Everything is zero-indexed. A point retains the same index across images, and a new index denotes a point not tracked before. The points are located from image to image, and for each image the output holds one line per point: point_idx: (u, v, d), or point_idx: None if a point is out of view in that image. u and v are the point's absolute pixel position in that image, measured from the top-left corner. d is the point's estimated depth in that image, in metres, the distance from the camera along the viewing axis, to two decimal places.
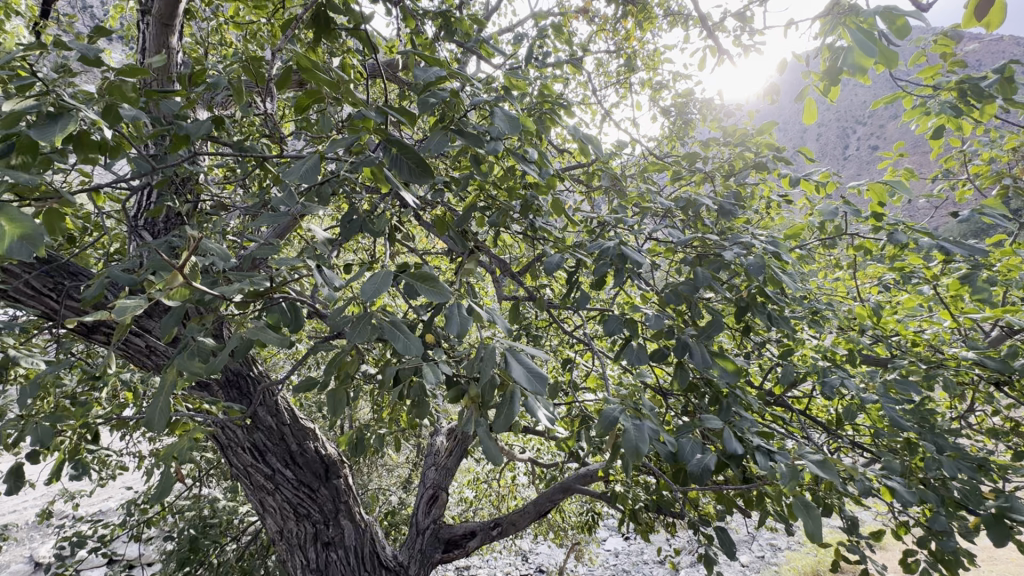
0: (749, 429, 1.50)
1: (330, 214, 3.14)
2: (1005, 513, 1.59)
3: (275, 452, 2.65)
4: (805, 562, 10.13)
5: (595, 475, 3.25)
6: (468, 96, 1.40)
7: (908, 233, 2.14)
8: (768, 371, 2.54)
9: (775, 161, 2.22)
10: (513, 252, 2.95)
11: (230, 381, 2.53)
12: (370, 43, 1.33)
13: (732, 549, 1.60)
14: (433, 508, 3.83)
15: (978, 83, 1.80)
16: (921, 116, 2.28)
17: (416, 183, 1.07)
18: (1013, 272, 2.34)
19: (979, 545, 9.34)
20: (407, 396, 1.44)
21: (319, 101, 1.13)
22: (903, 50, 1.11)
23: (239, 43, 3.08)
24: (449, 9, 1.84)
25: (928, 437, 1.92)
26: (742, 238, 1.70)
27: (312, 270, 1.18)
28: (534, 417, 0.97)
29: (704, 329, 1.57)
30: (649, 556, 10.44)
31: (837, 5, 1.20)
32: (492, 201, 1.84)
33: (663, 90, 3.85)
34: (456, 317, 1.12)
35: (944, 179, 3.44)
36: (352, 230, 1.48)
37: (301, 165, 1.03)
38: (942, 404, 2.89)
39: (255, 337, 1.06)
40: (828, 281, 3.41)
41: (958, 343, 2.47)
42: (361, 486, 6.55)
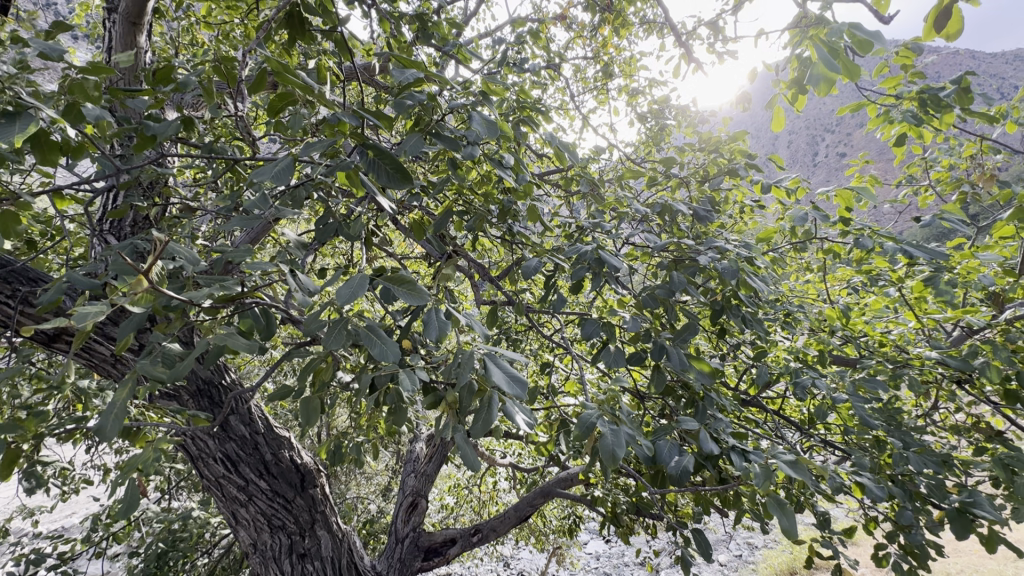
0: (725, 430, 1.52)
1: (305, 219, 3.09)
2: (968, 507, 1.65)
3: (248, 462, 2.58)
4: (781, 560, 10.32)
5: (575, 479, 3.25)
6: (445, 100, 1.40)
7: (874, 237, 2.20)
8: (743, 373, 2.59)
9: (747, 168, 2.28)
10: (492, 256, 2.94)
11: (200, 390, 2.45)
12: (346, 46, 1.32)
13: (709, 549, 1.62)
14: (413, 515, 3.79)
15: (936, 94, 1.88)
16: (885, 124, 2.37)
17: (393, 188, 1.05)
18: (972, 275, 2.45)
19: (944, 538, 9.69)
20: (384, 403, 1.42)
21: (293, 103, 1.11)
22: (866, 63, 1.16)
23: (210, 44, 3.01)
24: (425, 13, 1.83)
25: (895, 434, 1.99)
26: (716, 243, 1.73)
27: (286, 274, 1.16)
28: (513, 423, 0.96)
29: (680, 333, 1.60)
30: (630, 559, 10.50)
31: (806, 16, 1.24)
32: (470, 205, 1.84)
33: (638, 97, 3.91)
34: (434, 322, 1.11)
35: (907, 184, 3.58)
36: (328, 235, 1.46)
37: (273, 167, 1.01)
38: (909, 402, 2.98)
39: (223, 343, 1.03)
40: (799, 284, 3.50)
41: (922, 343, 2.56)
42: (338, 496, 6.41)
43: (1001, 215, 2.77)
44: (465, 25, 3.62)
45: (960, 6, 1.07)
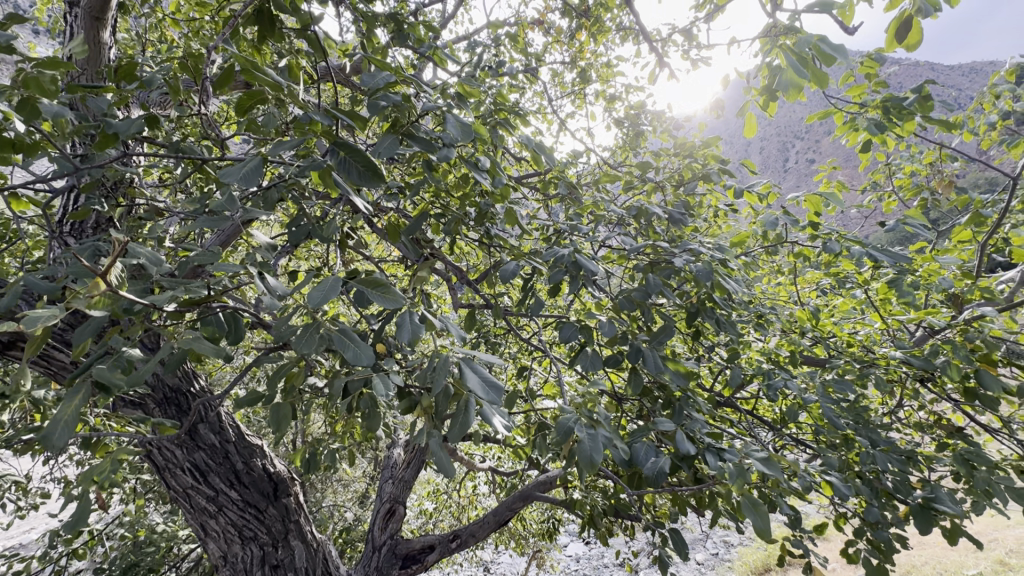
0: (701, 431, 1.54)
1: (278, 221, 3.02)
2: (931, 503, 1.72)
3: (219, 472, 2.50)
4: (756, 556, 10.53)
5: (555, 481, 3.25)
6: (421, 102, 1.38)
7: (842, 241, 2.26)
8: (718, 374, 2.63)
9: (721, 173, 2.32)
10: (470, 259, 2.92)
11: (167, 397, 2.37)
12: (318, 45, 1.29)
13: (686, 550, 1.63)
14: (391, 522, 3.74)
15: (898, 103, 1.95)
16: (851, 131, 2.43)
17: (366, 187, 1.03)
18: (933, 277, 2.54)
19: (909, 531, 10.03)
20: (357, 409, 1.39)
21: (262, 101, 1.08)
22: (833, 72, 1.19)
23: (179, 40, 2.92)
24: (400, 14, 1.81)
25: (863, 433, 2.05)
26: (691, 246, 1.75)
27: (254, 276, 1.11)
28: (489, 427, 0.95)
29: (656, 335, 1.61)
30: (609, 560, 10.56)
31: (775, 25, 1.27)
32: (446, 208, 1.82)
33: (616, 102, 3.96)
34: (409, 325, 1.09)
35: (872, 190, 3.69)
36: (301, 237, 1.42)
37: (241, 167, 0.98)
38: (876, 401, 3.07)
39: (189, 347, 0.99)
40: (771, 287, 3.58)
41: (888, 343, 2.64)
42: (314, 504, 6.26)
43: (959, 220, 2.89)
44: (442, 27, 3.60)
45: (920, 19, 1.13)
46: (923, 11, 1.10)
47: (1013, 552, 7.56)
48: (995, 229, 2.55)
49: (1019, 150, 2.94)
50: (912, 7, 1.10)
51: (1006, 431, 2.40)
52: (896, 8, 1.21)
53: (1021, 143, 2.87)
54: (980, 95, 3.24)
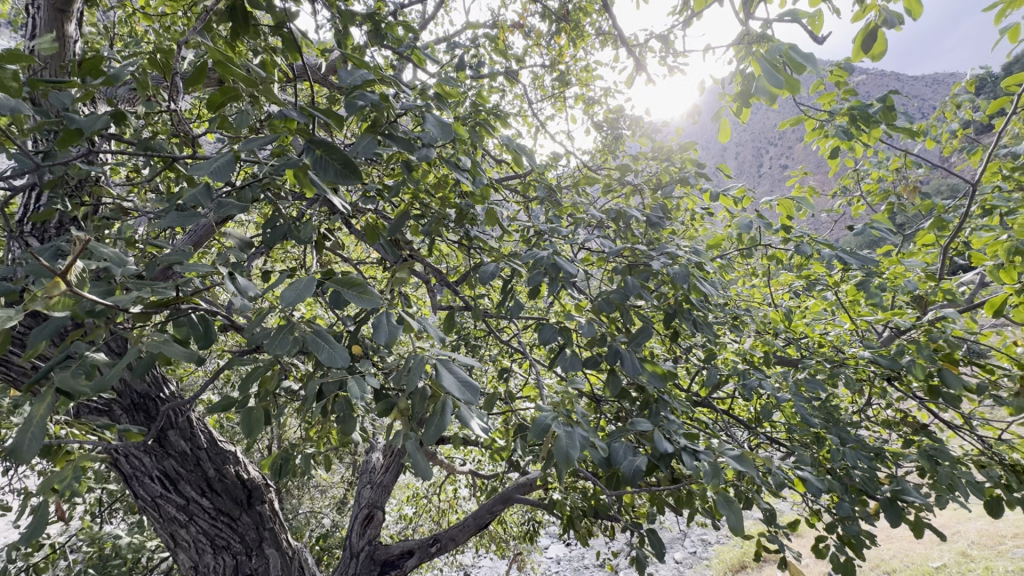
0: (678, 430, 1.56)
1: (253, 222, 2.95)
2: (897, 497, 1.78)
3: (189, 480, 2.43)
4: (732, 554, 10.69)
5: (535, 483, 3.25)
6: (399, 101, 1.37)
7: (813, 244, 2.33)
8: (695, 375, 2.67)
9: (698, 177, 2.37)
10: (449, 261, 2.90)
11: (135, 404, 2.29)
12: (294, 42, 1.26)
13: (663, 548, 1.65)
14: (369, 528, 3.69)
15: (865, 111, 2.02)
16: (821, 138, 2.51)
17: (343, 185, 1.01)
18: (899, 279, 2.63)
19: (878, 526, 10.34)
20: (333, 412, 1.36)
21: (235, 97, 1.06)
22: (803, 80, 1.23)
23: (149, 35, 2.84)
24: (379, 14, 1.79)
25: (833, 430, 2.11)
26: (668, 248, 1.78)
27: (226, 277, 1.08)
28: (466, 428, 0.95)
29: (634, 337, 1.63)
30: (590, 561, 10.63)
31: (748, 33, 1.29)
32: (426, 209, 1.81)
33: (594, 105, 4.00)
34: (386, 326, 1.07)
35: (841, 195, 3.80)
36: (275, 238, 1.39)
37: (212, 164, 0.95)
38: (846, 399, 3.15)
39: (157, 350, 0.97)
40: (746, 289, 3.65)
41: (857, 343, 2.72)
42: (290, 512, 6.13)
43: (923, 224, 3.00)
44: (421, 28, 3.57)
45: (885, 31, 1.17)
46: (888, 23, 1.14)
47: (974, 544, 7.87)
48: (956, 233, 2.66)
49: (978, 158, 3.07)
50: (878, 19, 1.15)
51: (967, 427, 2.50)
52: (863, 19, 1.26)
53: (980, 151, 3.00)
54: (942, 105, 3.37)
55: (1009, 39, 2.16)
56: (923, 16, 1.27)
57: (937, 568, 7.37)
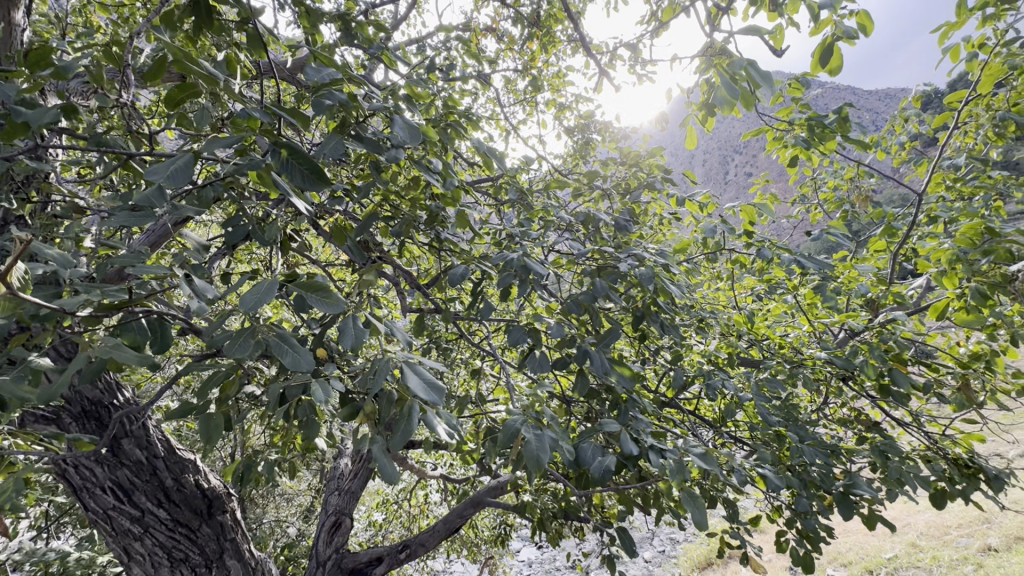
0: (645, 430, 1.59)
1: (216, 222, 2.86)
2: (851, 491, 1.86)
3: (145, 490, 2.32)
4: (699, 551, 10.93)
5: (506, 486, 3.24)
6: (368, 101, 1.36)
7: (773, 249, 2.41)
8: (662, 376, 2.72)
9: (664, 182, 2.42)
10: (421, 263, 2.88)
11: (85, 412, 2.18)
12: (260, 39, 1.23)
13: (632, 547, 1.68)
14: (336, 535, 3.62)
15: (821, 123, 2.12)
16: (781, 147, 2.61)
17: (310, 190, 1.00)
18: (852, 282, 2.76)
19: (836, 520, 10.76)
20: (296, 417, 1.33)
21: (196, 95, 1.03)
22: (763, 90, 1.28)
23: (105, 26, 2.71)
24: (349, 13, 1.76)
25: (793, 428, 2.19)
26: (635, 251, 1.82)
27: (182, 280, 1.04)
28: (432, 431, 0.94)
29: (603, 338, 1.65)
30: (561, 563, 10.69)
31: (711, 45, 1.34)
32: (396, 210, 1.80)
33: (566, 111, 4.05)
34: (351, 330, 1.06)
35: (800, 202, 3.96)
36: (238, 237, 1.35)
37: (170, 163, 0.91)
38: (805, 399, 3.27)
39: (107, 355, 0.93)
40: (712, 292, 3.75)
41: (815, 344, 2.83)
42: (254, 521, 5.93)
43: (875, 231, 3.16)
44: (393, 29, 3.54)
45: (840, 46, 1.24)
46: (842, 39, 1.21)
47: (923, 536, 8.28)
48: (904, 240, 2.81)
49: (924, 169, 3.25)
50: (832, 35, 1.21)
51: (915, 424, 2.63)
52: (819, 35, 1.33)
53: (926, 162, 3.17)
54: (892, 118, 3.56)
55: (951, 58, 2.31)
56: (874, 33, 1.34)
57: (889, 559, 7.71)
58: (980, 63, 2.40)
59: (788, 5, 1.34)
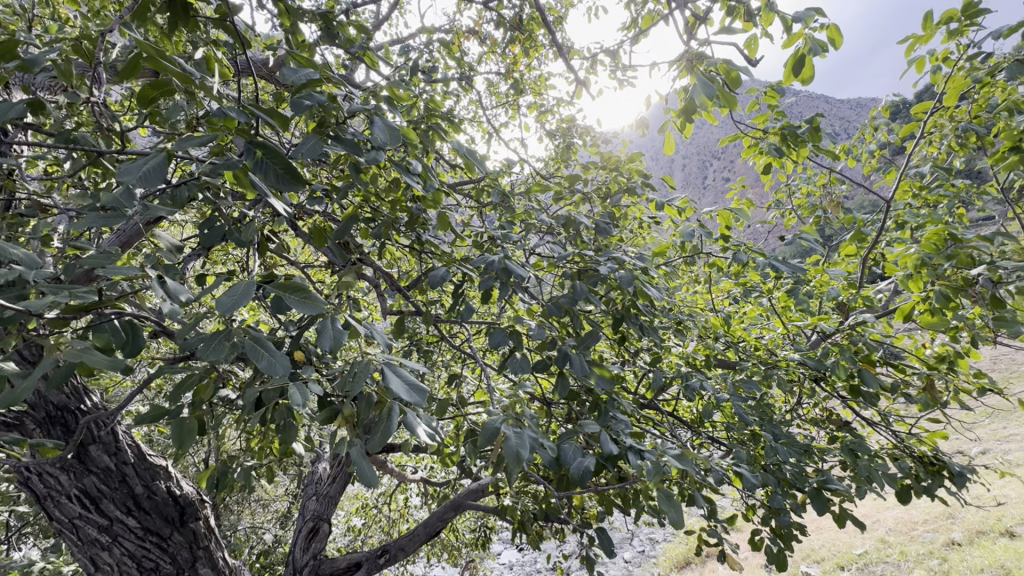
0: (625, 431, 1.61)
1: (191, 222, 2.80)
2: (823, 488, 1.91)
3: (113, 498, 2.25)
4: (678, 550, 11.05)
5: (486, 489, 3.24)
6: (348, 102, 1.35)
7: (749, 253, 2.46)
8: (642, 378, 2.75)
9: (644, 187, 2.46)
10: (401, 265, 2.86)
11: (50, 417, 2.11)
12: (237, 37, 1.21)
13: (611, 547, 1.69)
14: (314, 541, 3.57)
15: (794, 131, 2.18)
16: (757, 154, 2.67)
17: (287, 191, 0.98)
18: (824, 286, 2.84)
19: (809, 518, 11.02)
20: (272, 420, 1.31)
21: (169, 93, 1.00)
22: (739, 98, 1.31)
23: (74, 19, 2.63)
24: (329, 12, 1.74)
25: (767, 428, 2.25)
26: (615, 254, 1.84)
27: (155, 281, 1.01)
28: (412, 432, 0.94)
29: (583, 340, 1.66)
30: (542, 565, 10.71)
31: (689, 52, 1.37)
32: (376, 212, 1.78)
33: (548, 114, 4.08)
34: (330, 332, 1.04)
35: (775, 208, 4.06)
36: (214, 238, 1.32)
37: (142, 162, 0.89)
38: (780, 399, 3.35)
39: (76, 359, 0.91)
40: (690, 295, 3.81)
41: (789, 346, 2.90)
42: (229, 528, 5.80)
43: (846, 237, 3.25)
44: (374, 28, 3.52)
45: (811, 56, 1.27)
46: (813, 50, 1.25)
47: (892, 531, 8.53)
48: (873, 245, 2.91)
49: (893, 176, 3.37)
50: (805, 46, 1.25)
51: (883, 423, 2.71)
52: (792, 46, 1.37)
53: (893, 170, 3.29)
54: (862, 127, 3.68)
55: (917, 70, 2.40)
56: (844, 46, 1.39)
57: (860, 555, 7.93)
58: (944, 77, 2.50)
59: (763, 16, 1.37)
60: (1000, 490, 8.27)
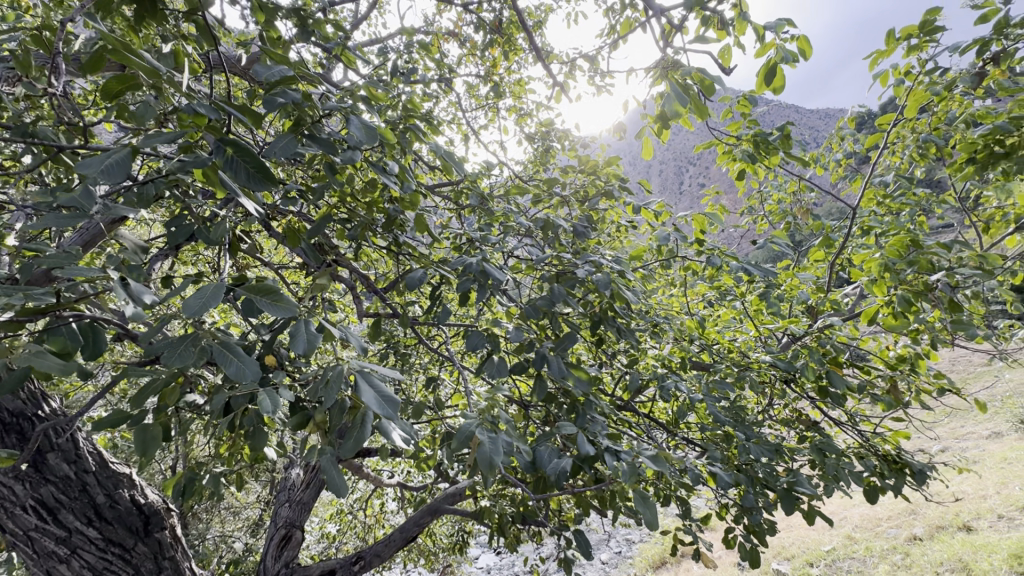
0: (601, 432, 1.61)
1: (159, 221, 2.71)
2: (793, 486, 1.96)
3: (73, 508, 2.15)
4: (653, 550, 11.16)
5: (463, 493, 3.21)
6: (324, 101, 1.32)
7: (723, 257, 2.51)
8: (619, 380, 2.78)
9: (621, 191, 2.49)
10: (378, 267, 2.82)
11: (4, 424, 2.00)
12: (209, 30, 1.17)
13: (587, 549, 1.69)
14: (286, 549, 3.49)
15: (766, 138, 2.23)
16: (730, 161, 2.72)
17: (258, 190, 0.96)
18: (794, 290, 2.92)
19: (780, 516, 11.29)
20: (242, 426, 1.27)
21: (136, 87, 0.97)
22: (712, 105, 1.33)
23: (34, 8, 2.52)
24: (305, 9, 1.71)
25: (740, 428, 2.30)
26: (592, 257, 1.86)
27: (117, 283, 0.97)
28: (386, 438, 0.92)
29: (560, 342, 1.67)
30: (520, 568, 10.71)
31: (665, 59, 1.39)
32: (351, 213, 1.76)
33: (527, 118, 4.09)
34: (303, 336, 1.02)
35: (748, 213, 4.15)
36: (182, 237, 1.28)
37: (104, 157, 0.85)
38: (752, 401, 3.42)
39: (28, 363, 0.87)
40: (666, 298, 3.86)
41: (760, 348, 2.97)
42: (197, 537, 5.61)
43: (815, 242, 3.35)
44: (352, 28, 3.48)
45: (783, 67, 1.31)
46: (784, 60, 1.29)
47: (858, 528, 8.81)
48: (840, 251, 3.00)
49: (858, 184, 3.49)
50: (776, 56, 1.29)
51: (850, 423, 2.80)
52: (764, 55, 1.41)
53: (859, 178, 3.41)
54: (830, 136, 3.81)
55: (880, 83, 2.50)
56: (813, 57, 1.44)
57: (828, 551, 8.15)
58: (905, 89, 2.60)
59: (736, 25, 1.40)
60: (959, 486, 8.63)
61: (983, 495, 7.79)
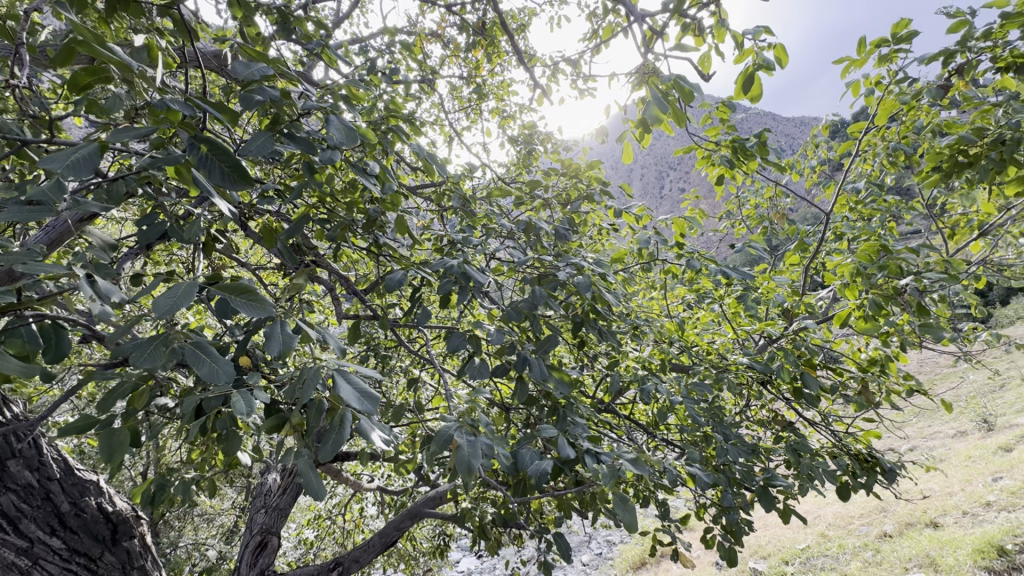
0: (582, 434, 1.62)
1: (130, 220, 2.62)
2: (770, 484, 1.99)
3: (36, 517, 2.05)
4: (633, 551, 11.25)
5: (444, 496, 3.19)
6: (303, 99, 1.30)
7: (702, 260, 2.55)
8: (600, 382, 2.79)
9: (602, 194, 2.51)
10: (359, 268, 2.79)
11: None
12: (185, 26, 1.15)
13: (568, 551, 1.69)
14: (262, 556, 3.41)
15: (744, 144, 2.27)
16: (710, 166, 2.77)
17: (233, 189, 0.94)
18: (770, 293, 2.98)
19: (757, 516, 11.50)
20: (214, 430, 1.23)
21: (107, 81, 0.94)
22: (691, 111, 1.35)
23: None
24: (285, 6, 1.69)
25: (718, 429, 2.33)
26: (573, 260, 1.86)
27: (83, 280, 0.93)
28: (364, 439, 0.91)
29: (542, 345, 1.67)
30: (501, 572, 10.69)
31: (645, 64, 1.40)
32: (331, 213, 1.73)
33: (510, 121, 4.10)
34: (279, 336, 0.99)
35: (726, 218, 4.23)
36: (153, 235, 1.23)
37: (71, 152, 0.83)
38: (730, 402, 3.47)
39: None
40: (647, 300, 3.91)
41: (738, 350, 3.03)
42: (168, 546, 5.45)
43: (790, 246, 3.43)
44: (333, 27, 3.44)
45: (759, 75, 1.34)
46: (761, 69, 1.31)
47: (831, 526, 9.02)
48: (814, 255, 3.07)
49: (831, 191, 3.59)
50: (753, 64, 1.31)
51: (823, 423, 2.86)
52: (741, 63, 1.43)
53: (832, 185, 3.51)
54: (805, 144, 3.90)
55: (852, 92, 2.57)
56: (789, 65, 1.47)
57: (803, 549, 8.32)
58: (876, 99, 2.68)
59: (714, 33, 1.43)
60: (926, 484, 8.90)
61: (949, 492, 8.06)
